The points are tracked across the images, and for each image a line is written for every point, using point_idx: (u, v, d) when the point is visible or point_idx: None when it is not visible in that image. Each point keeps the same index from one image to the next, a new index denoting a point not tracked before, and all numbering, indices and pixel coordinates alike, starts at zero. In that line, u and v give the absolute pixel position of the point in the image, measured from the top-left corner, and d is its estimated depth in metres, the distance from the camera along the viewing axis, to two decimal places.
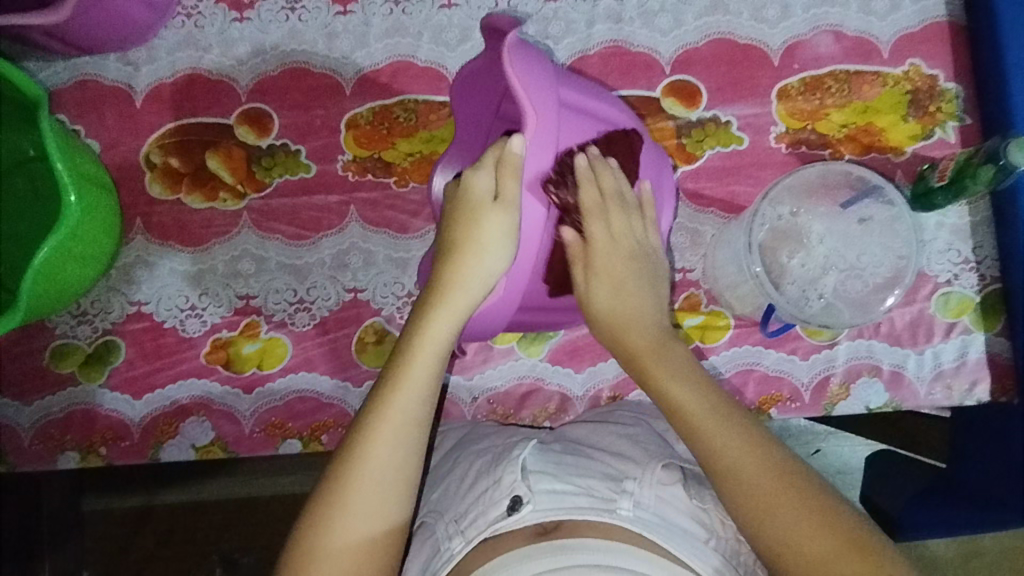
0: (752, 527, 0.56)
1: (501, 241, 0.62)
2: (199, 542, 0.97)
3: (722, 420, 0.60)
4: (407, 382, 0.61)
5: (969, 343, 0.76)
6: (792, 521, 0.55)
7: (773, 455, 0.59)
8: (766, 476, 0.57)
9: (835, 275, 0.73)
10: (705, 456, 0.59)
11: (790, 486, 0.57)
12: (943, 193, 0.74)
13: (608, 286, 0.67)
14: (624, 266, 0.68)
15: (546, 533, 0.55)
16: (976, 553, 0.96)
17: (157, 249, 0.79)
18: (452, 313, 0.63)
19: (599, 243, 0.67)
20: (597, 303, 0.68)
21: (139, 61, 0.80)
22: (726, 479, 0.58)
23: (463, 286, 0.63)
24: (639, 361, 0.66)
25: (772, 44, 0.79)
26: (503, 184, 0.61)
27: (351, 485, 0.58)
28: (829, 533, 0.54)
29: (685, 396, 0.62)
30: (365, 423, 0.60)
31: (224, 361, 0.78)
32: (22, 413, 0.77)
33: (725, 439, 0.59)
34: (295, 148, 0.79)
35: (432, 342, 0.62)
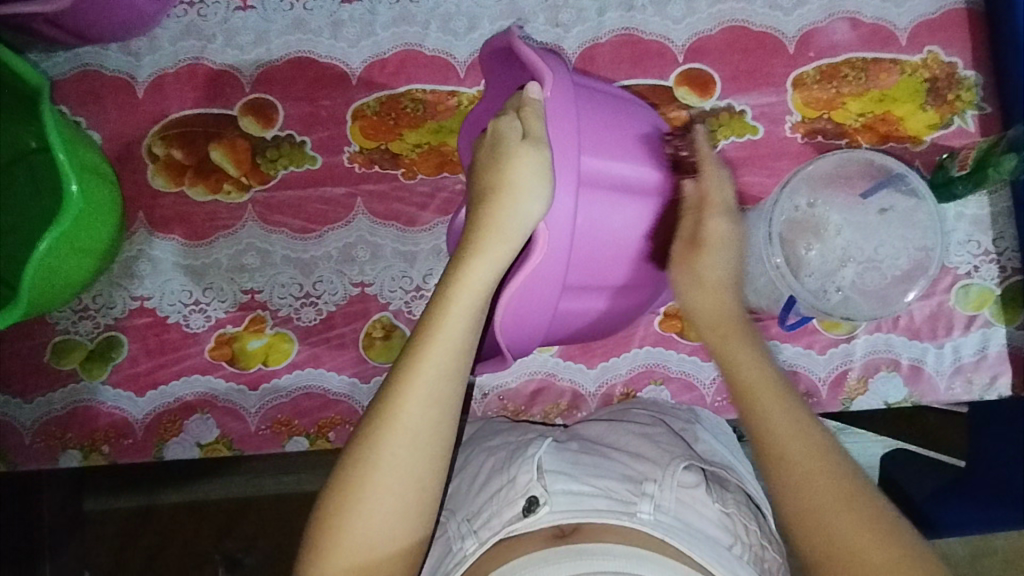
0: (805, 532, 0.54)
1: (531, 177, 0.57)
2: (203, 541, 0.95)
3: (790, 414, 0.58)
4: (436, 339, 0.57)
5: (990, 336, 0.74)
6: (847, 531, 0.53)
7: (838, 464, 0.56)
8: (829, 483, 0.55)
9: (852, 267, 0.71)
10: (771, 448, 0.57)
11: (849, 495, 0.54)
12: (964, 182, 0.72)
13: (714, 272, 0.63)
14: (718, 250, 0.63)
15: (564, 535, 0.53)
16: (992, 549, 0.93)
17: (160, 242, 0.77)
18: (486, 261, 0.58)
19: (714, 227, 0.63)
20: (692, 296, 0.64)
21: (140, 51, 0.79)
22: (790, 480, 0.56)
23: (498, 229, 0.58)
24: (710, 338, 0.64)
25: (787, 32, 0.78)
26: (529, 123, 0.57)
27: (382, 439, 0.56)
28: (880, 547, 0.52)
29: (760, 390, 0.60)
30: (394, 381, 0.57)
31: (228, 357, 0.76)
32: (24, 411, 0.76)
33: (794, 435, 0.57)
34: (301, 139, 0.78)
35: (471, 287, 0.58)
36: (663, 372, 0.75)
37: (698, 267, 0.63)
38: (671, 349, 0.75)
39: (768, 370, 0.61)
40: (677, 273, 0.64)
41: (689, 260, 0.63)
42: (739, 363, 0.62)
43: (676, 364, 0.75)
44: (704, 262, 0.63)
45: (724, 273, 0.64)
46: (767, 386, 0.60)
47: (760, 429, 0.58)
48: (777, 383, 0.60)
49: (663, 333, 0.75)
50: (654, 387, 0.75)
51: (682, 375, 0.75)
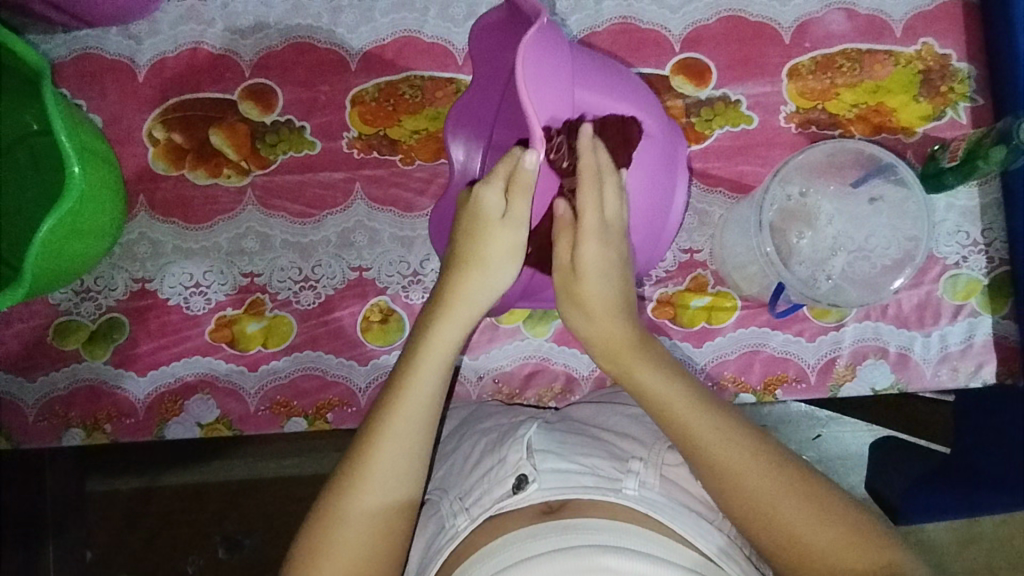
0: (756, 532, 0.55)
1: (506, 255, 0.63)
2: (201, 521, 0.97)
3: (712, 427, 0.58)
4: (409, 396, 0.61)
5: (976, 325, 0.76)
6: (794, 519, 0.54)
7: (764, 455, 0.57)
8: (765, 480, 0.56)
9: (843, 255, 0.72)
10: (698, 464, 0.57)
11: (783, 480, 0.56)
12: (954, 173, 0.73)
13: (597, 303, 0.63)
14: (582, 257, 0.62)
15: (551, 512, 0.55)
16: (978, 535, 0.94)
17: (161, 226, 0.78)
18: (455, 324, 0.63)
19: (585, 254, 0.62)
20: (576, 319, 0.65)
21: (141, 34, 0.79)
22: (729, 490, 0.56)
23: (466, 298, 0.64)
24: (614, 361, 0.64)
25: (783, 22, 0.78)
26: (513, 201, 0.60)
27: (372, 445, 0.60)
28: (825, 526, 0.54)
29: (676, 410, 0.59)
30: (371, 430, 0.60)
31: (229, 339, 0.77)
32: (27, 390, 0.77)
33: (720, 448, 0.57)
34: (300, 125, 0.78)
35: (460, 298, 0.63)
36: None
37: (582, 291, 0.63)
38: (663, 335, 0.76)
39: (680, 389, 0.60)
40: (563, 302, 0.65)
41: (575, 284, 0.63)
42: (648, 385, 0.61)
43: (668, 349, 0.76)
44: (600, 273, 0.62)
45: (610, 294, 0.63)
46: (682, 403, 0.60)
47: (687, 451, 0.58)
48: (693, 395, 0.60)
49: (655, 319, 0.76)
50: None
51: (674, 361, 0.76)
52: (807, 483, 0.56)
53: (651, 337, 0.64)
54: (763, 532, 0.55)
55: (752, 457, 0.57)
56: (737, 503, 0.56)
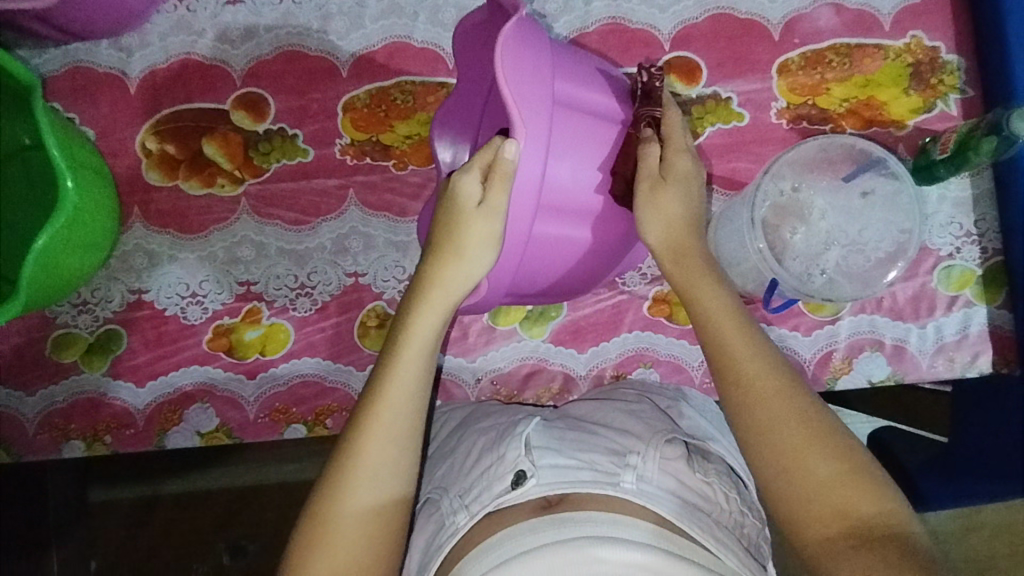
0: (761, 447, 0.57)
1: (487, 245, 0.62)
2: (207, 530, 0.97)
3: (759, 344, 0.61)
4: (393, 386, 0.61)
5: (971, 316, 0.76)
6: (807, 450, 0.56)
7: (794, 385, 0.60)
8: (785, 404, 0.58)
9: (837, 250, 0.72)
10: (732, 372, 0.60)
11: (807, 410, 0.58)
12: (946, 165, 0.73)
13: (670, 207, 0.65)
14: (677, 185, 0.65)
15: (549, 506, 0.55)
16: (981, 523, 0.95)
17: (156, 236, 0.79)
18: (435, 311, 0.64)
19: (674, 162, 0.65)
20: (649, 221, 0.65)
21: (131, 46, 0.79)
22: (752, 401, 0.59)
23: (444, 285, 0.63)
24: (677, 271, 0.66)
25: (772, 19, 0.78)
26: (490, 193, 0.60)
27: (362, 448, 0.59)
28: (828, 456, 0.56)
29: (726, 324, 0.62)
30: (358, 425, 0.61)
31: (226, 347, 0.78)
32: (26, 404, 0.77)
33: (753, 362, 0.60)
34: (293, 132, 0.79)
35: (441, 289, 0.63)
36: (652, 356, 0.77)
37: (659, 198, 0.65)
38: (659, 333, 0.77)
39: (734, 308, 0.63)
40: (641, 202, 0.65)
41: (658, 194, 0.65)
42: (703, 296, 0.64)
43: (665, 347, 0.77)
44: (669, 194, 0.65)
45: (683, 213, 0.66)
46: (733, 319, 0.63)
47: (727, 360, 0.61)
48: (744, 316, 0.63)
49: (651, 317, 0.77)
50: (644, 370, 0.77)
51: (671, 358, 0.77)
52: (824, 425, 0.58)
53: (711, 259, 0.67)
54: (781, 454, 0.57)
55: (787, 381, 0.60)
56: (761, 418, 0.58)
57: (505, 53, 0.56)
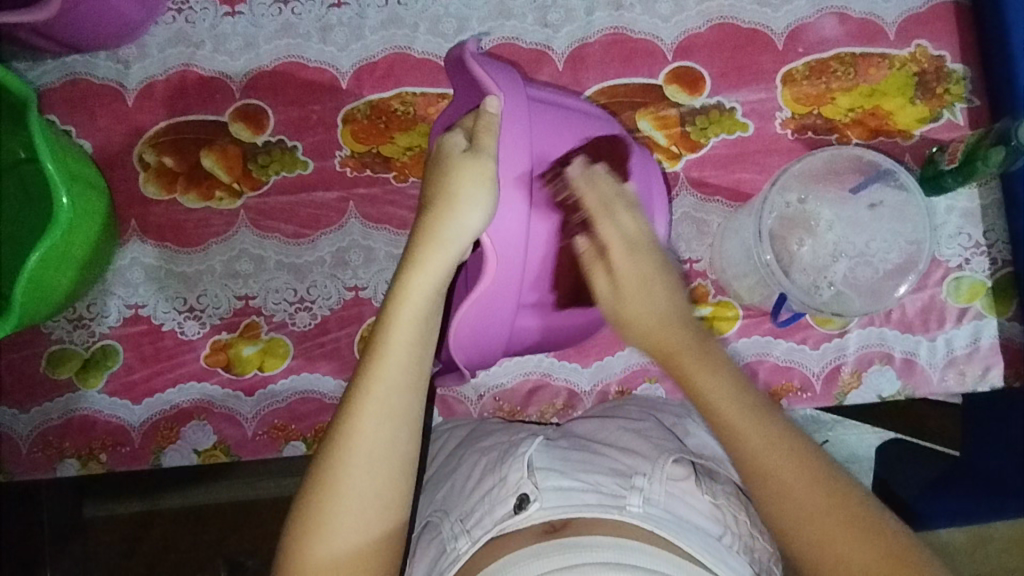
0: (805, 555, 0.53)
1: (480, 189, 0.58)
2: (203, 548, 0.95)
3: (769, 435, 0.56)
4: (388, 357, 0.58)
5: (981, 328, 0.75)
6: (842, 547, 0.52)
7: (819, 475, 0.54)
8: (813, 497, 0.54)
9: (844, 262, 0.71)
10: (749, 470, 0.55)
11: (835, 504, 0.53)
12: (953, 175, 0.72)
13: (646, 308, 0.61)
14: (645, 273, 0.62)
15: (554, 531, 0.54)
16: (992, 538, 0.93)
17: (153, 250, 0.77)
18: (430, 274, 0.59)
19: (621, 273, 0.62)
20: (630, 316, 0.62)
21: (129, 58, 0.78)
22: (773, 497, 0.54)
23: (440, 243, 0.59)
24: (674, 364, 0.60)
25: (776, 28, 0.78)
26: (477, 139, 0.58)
27: (346, 445, 0.56)
28: (877, 553, 0.52)
29: (731, 416, 0.57)
30: (351, 395, 0.58)
31: (224, 363, 0.76)
32: (20, 421, 0.76)
33: (772, 461, 0.55)
34: (292, 144, 0.78)
35: (427, 273, 0.59)
36: (658, 370, 0.76)
37: (626, 291, 0.62)
38: None
39: (740, 398, 0.58)
40: (600, 293, 0.63)
41: (636, 278, 0.62)
42: (705, 391, 0.58)
43: None
44: (647, 283, 0.62)
45: (659, 308, 0.61)
46: (743, 408, 0.57)
47: (741, 458, 0.56)
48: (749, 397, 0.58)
49: None
50: (649, 385, 0.76)
51: None
52: (858, 515, 0.53)
53: (706, 341, 0.61)
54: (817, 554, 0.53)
55: (810, 472, 0.55)
56: (788, 517, 0.54)
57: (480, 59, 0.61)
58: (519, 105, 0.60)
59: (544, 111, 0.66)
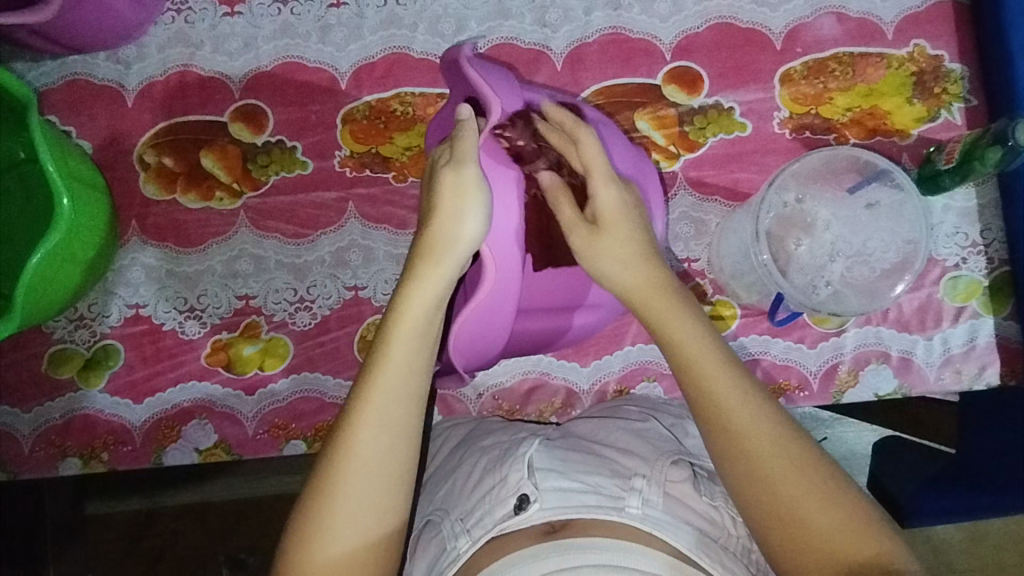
0: (755, 503, 0.53)
1: (467, 201, 0.60)
2: (204, 544, 0.96)
3: (736, 383, 0.57)
4: (385, 371, 0.58)
5: (978, 327, 0.75)
6: (798, 498, 0.52)
7: (779, 428, 0.55)
8: (771, 446, 0.54)
9: (841, 261, 0.71)
10: (712, 416, 0.56)
11: (794, 458, 0.54)
12: (950, 174, 0.73)
13: (615, 261, 0.62)
14: (616, 230, 0.62)
15: (552, 532, 0.54)
16: (988, 533, 0.94)
17: (153, 250, 0.78)
18: (426, 291, 0.60)
19: (602, 203, 0.63)
20: (603, 264, 0.62)
21: (129, 59, 0.79)
22: (734, 445, 0.55)
23: (435, 257, 0.60)
24: (642, 308, 0.62)
25: (774, 28, 0.78)
26: (458, 145, 0.60)
27: (345, 455, 0.57)
28: (833, 510, 0.52)
29: (700, 361, 0.58)
30: (348, 411, 0.58)
31: (225, 362, 0.77)
32: (23, 420, 0.76)
33: (735, 407, 0.56)
34: (292, 145, 0.78)
35: (428, 287, 0.60)
36: (656, 369, 0.76)
37: (602, 245, 0.62)
38: None
39: (712, 345, 0.59)
40: (583, 257, 0.63)
41: (605, 238, 0.62)
42: (676, 335, 0.59)
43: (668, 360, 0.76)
44: (617, 234, 0.62)
45: (633, 256, 0.62)
46: (713, 356, 0.58)
47: (703, 400, 0.57)
48: (779, 426, 0.55)
49: None
50: (647, 384, 0.76)
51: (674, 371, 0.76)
52: (818, 470, 0.53)
53: (683, 293, 0.62)
54: (771, 503, 0.53)
55: (770, 423, 0.55)
56: (742, 465, 0.54)
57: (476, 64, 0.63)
58: (511, 108, 0.63)
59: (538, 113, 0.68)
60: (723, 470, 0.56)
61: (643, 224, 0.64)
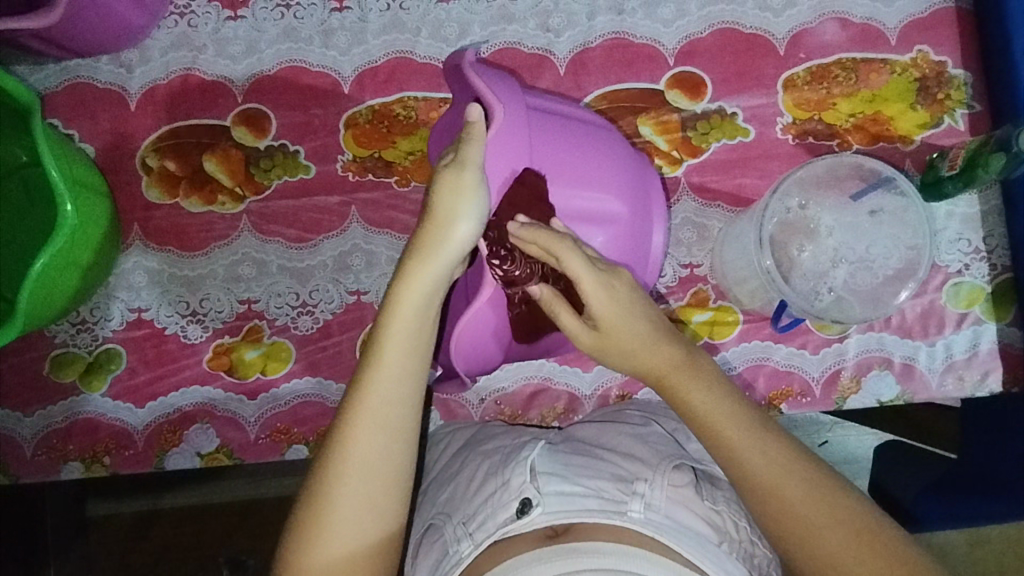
0: (806, 567, 0.54)
1: (462, 201, 0.58)
2: (204, 546, 0.96)
3: (759, 441, 0.57)
4: (382, 369, 0.58)
5: (981, 334, 0.75)
6: (845, 557, 0.53)
7: (814, 482, 0.56)
8: (810, 505, 0.55)
9: (844, 267, 0.72)
10: (744, 484, 0.57)
11: (833, 514, 0.54)
12: (953, 181, 0.73)
13: (632, 343, 0.61)
14: (622, 324, 0.61)
15: (556, 536, 0.54)
16: (989, 538, 0.94)
17: (156, 254, 0.78)
18: (418, 293, 0.58)
19: (602, 308, 0.60)
20: (611, 360, 0.62)
21: (131, 62, 0.79)
22: (771, 510, 0.55)
23: (429, 257, 0.58)
24: (661, 386, 0.61)
25: (777, 33, 0.78)
26: (463, 149, 0.58)
27: (341, 458, 0.57)
28: (878, 560, 0.53)
29: (724, 428, 0.58)
30: (346, 408, 0.58)
31: (227, 367, 0.77)
32: (24, 424, 0.76)
33: (768, 468, 0.56)
34: (294, 149, 0.78)
35: (420, 285, 0.58)
36: None
37: (612, 344, 0.61)
38: None
39: (732, 408, 0.59)
40: (598, 357, 0.63)
41: (616, 337, 0.61)
42: (695, 404, 0.59)
43: None
44: (626, 319, 0.61)
45: (647, 331, 0.61)
46: (734, 422, 0.58)
47: (734, 472, 0.57)
48: (809, 476, 0.56)
49: None
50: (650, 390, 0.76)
51: None
52: (856, 520, 0.54)
53: (697, 355, 0.62)
54: (818, 566, 0.54)
55: (802, 478, 0.56)
56: (783, 526, 0.55)
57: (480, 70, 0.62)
58: (516, 115, 0.61)
59: (545, 116, 0.68)
60: (767, 534, 0.56)
61: (650, 307, 0.62)
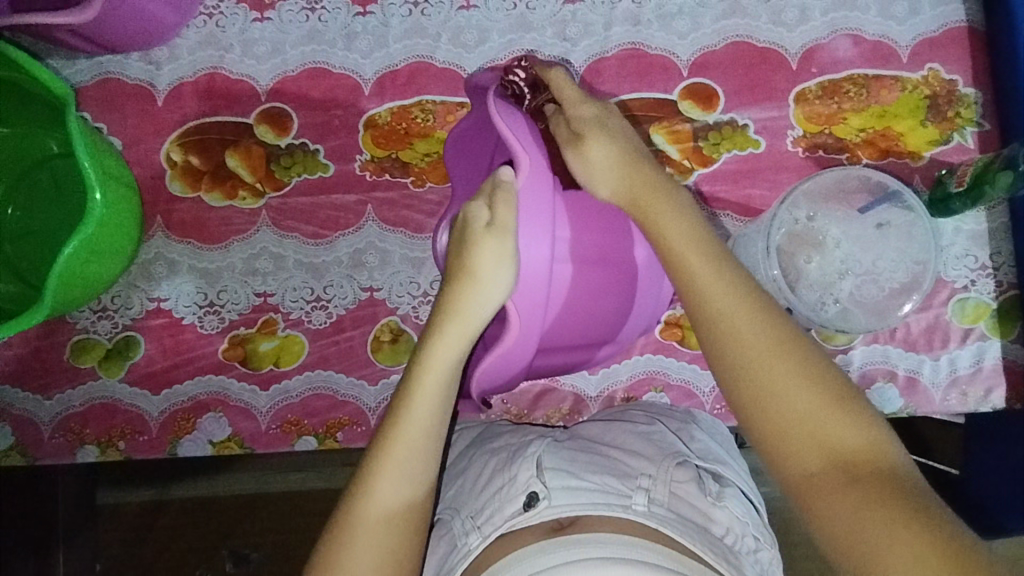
0: (741, 390, 0.53)
1: (497, 268, 0.60)
2: (210, 536, 0.97)
3: (718, 268, 0.56)
4: (411, 421, 0.60)
5: (985, 349, 0.76)
6: (780, 381, 0.52)
7: (767, 312, 0.54)
8: (757, 331, 0.53)
9: (851, 279, 0.73)
10: (695, 303, 0.56)
11: (781, 343, 0.53)
12: (961, 199, 0.74)
13: (603, 156, 0.63)
14: (601, 136, 0.64)
15: (562, 528, 0.55)
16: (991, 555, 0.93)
17: (177, 246, 0.80)
18: (444, 359, 0.62)
19: (581, 120, 0.65)
20: (592, 177, 0.64)
21: (160, 60, 0.81)
22: (719, 331, 0.54)
23: (464, 318, 0.62)
24: (631, 199, 0.62)
25: (790, 48, 0.79)
26: (496, 212, 0.59)
27: (359, 519, 0.58)
28: (813, 390, 0.51)
29: (685, 251, 0.57)
30: (371, 463, 0.59)
31: (241, 358, 0.78)
32: (43, 407, 0.78)
33: (719, 291, 0.55)
34: (315, 147, 0.80)
35: (444, 351, 0.62)
36: (663, 379, 0.77)
37: (587, 150, 0.64)
38: (671, 357, 0.77)
39: (693, 232, 0.59)
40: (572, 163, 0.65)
41: (586, 144, 0.64)
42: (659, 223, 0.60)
43: (676, 371, 0.77)
44: (598, 138, 0.64)
45: (622, 148, 0.64)
46: (693, 245, 0.58)
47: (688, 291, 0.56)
48: (770, 316, 0.54)
49: (662, 340, 0.77)
50: (655, 394, 0.77)
51: (682, 382, 0.77)
52: (801, 352, 0.53)
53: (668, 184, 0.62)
54: (755, 394, 0.52)
55: (757, 305, 0.54)
56: (730, 348, 0.53)
57: (505, 114, 0.61)
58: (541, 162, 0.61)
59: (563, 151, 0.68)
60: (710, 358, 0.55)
61: (627, 134, 0.65)
